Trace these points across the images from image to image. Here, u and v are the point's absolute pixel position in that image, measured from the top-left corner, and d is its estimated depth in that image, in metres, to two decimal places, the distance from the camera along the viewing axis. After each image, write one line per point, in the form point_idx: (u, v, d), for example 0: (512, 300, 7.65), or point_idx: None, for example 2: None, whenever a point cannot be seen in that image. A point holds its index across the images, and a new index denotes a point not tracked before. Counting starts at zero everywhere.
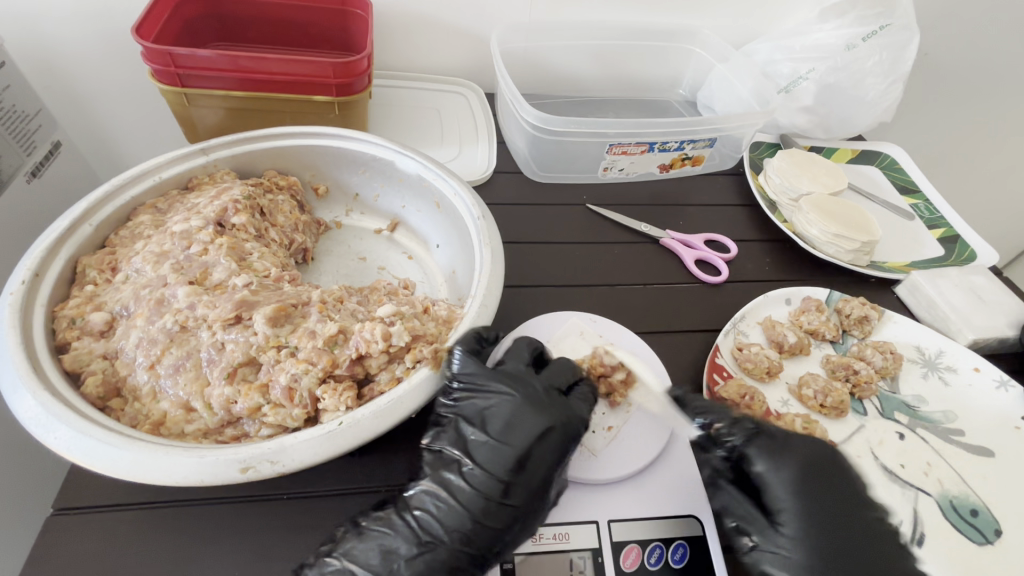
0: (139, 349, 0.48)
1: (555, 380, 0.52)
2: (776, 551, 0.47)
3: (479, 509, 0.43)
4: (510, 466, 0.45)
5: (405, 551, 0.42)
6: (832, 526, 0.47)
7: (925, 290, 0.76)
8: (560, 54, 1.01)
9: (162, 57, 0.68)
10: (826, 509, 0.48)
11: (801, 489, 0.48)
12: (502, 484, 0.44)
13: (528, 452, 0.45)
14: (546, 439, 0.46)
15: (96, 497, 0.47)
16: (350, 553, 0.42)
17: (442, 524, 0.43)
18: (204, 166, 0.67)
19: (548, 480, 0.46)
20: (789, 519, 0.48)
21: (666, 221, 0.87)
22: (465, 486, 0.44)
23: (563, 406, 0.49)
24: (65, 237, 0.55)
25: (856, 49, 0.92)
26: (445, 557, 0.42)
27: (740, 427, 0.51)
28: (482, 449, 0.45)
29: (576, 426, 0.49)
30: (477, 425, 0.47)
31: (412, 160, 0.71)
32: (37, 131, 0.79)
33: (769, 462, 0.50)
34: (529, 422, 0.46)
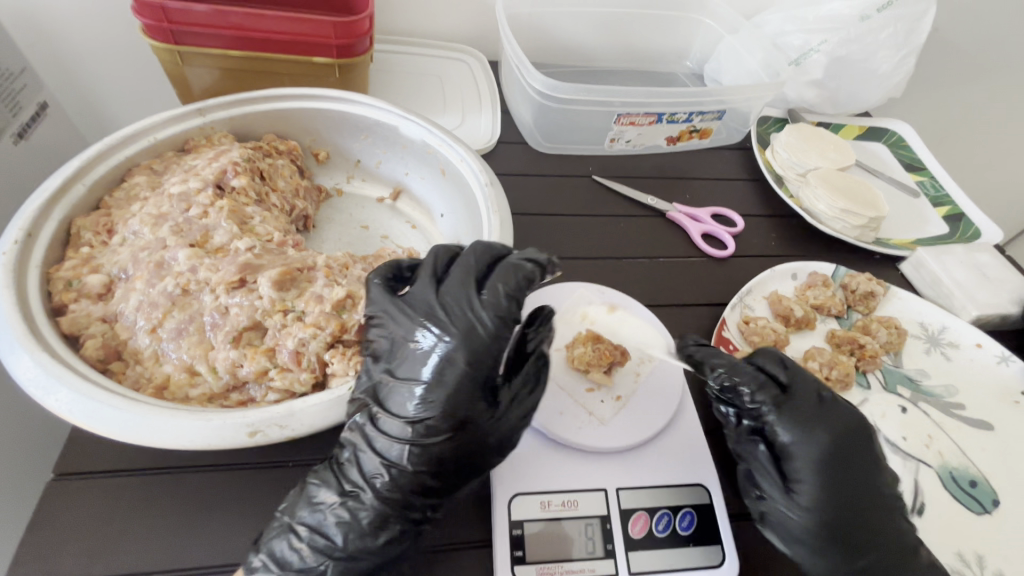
0: (140, 313, 0.46)
1: (461, 291, 0.43)
2: (790, 510, 0.46)
3: (395, 455, 0.41)
4: (419, 405, 0.40)
5: (331, 502, 0.41)
6: (854, 481, 0.46)
7: (930, 267, 0.76)
8: (566, 21, 0.98)
9: (153, 12, 0.66)
10: (846, 475, 0.46)
11: (823, 457, 0.46)
12: (414, 426, 0.40)
13: (432, 386, 0.40)
14: (455, 368, 0.40)
15: (98, 463, 0.46)
16: (290, 507, 0.42)
17: (364, 474, 0.41)
18: (201, 128, 0.64)
19: (464, 399, 0.40)
20: (805, 479, 0.46)
21: (673, 194, 0.86)
22: (380, 436, 0.41)
23: (471, 315, 0.42)
24: (58, 196, 0.53)
25: (871, 20, 0.89)
26: (370, 508, 0.41)
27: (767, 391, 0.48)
28: (393, 392, 0.41)
29: (479, 337, 0.41)
30: (386, 365, 0.43)
31: (418, 125, 0.69)
32: (23, 90, 0.75)
33: (800, 425, 0.47)
34: (427, 351, 0.41)
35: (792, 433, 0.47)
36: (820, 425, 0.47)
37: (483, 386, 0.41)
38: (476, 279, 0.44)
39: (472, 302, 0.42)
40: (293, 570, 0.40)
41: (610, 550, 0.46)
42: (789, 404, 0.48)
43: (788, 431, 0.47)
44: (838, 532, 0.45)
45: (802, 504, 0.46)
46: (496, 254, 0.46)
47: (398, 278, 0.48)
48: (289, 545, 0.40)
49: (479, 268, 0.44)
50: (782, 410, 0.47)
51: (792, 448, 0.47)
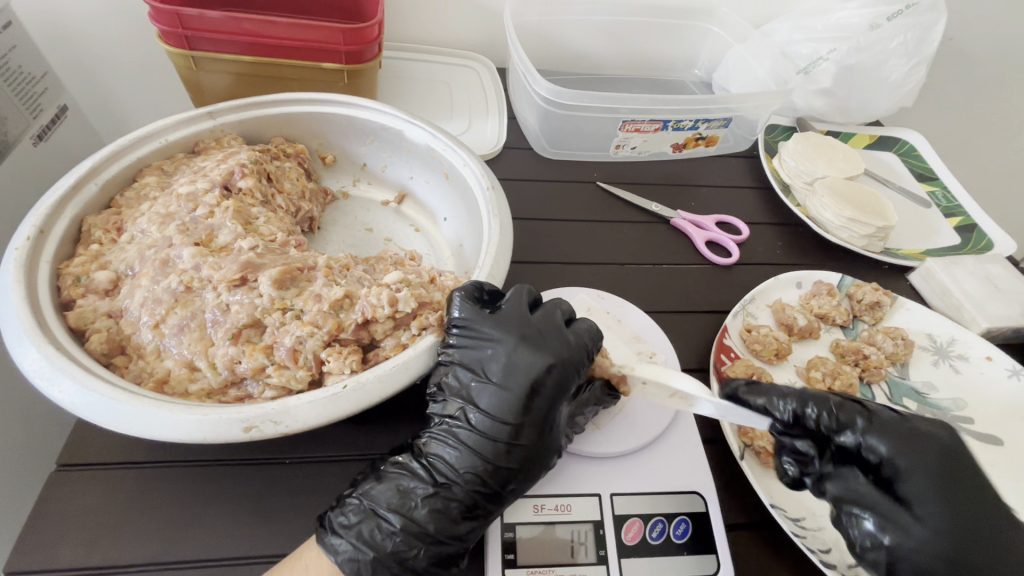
0: (144, 308, 0.47)
1: (551, 321, 0.48)
2: (913, 541, 0.43)
3: (486, 453, 0.44)
4: (515, 410, 0.44)
5: (422, 491, 0.43)
6: (975, 505, 0.44)
7: (939, 278, 0.75)
8: (573, 29, 0.99)
9: (169, 18, 0.68)
10: (965, 496, 0.44)
11: (931, 473, 0.45)
12: (508, 427, 0.44)
13: (529, 395, 0.44)
14: (548, 381, 0.45)
15: (99, 455, 0.47)
16: (371, 493, 0.43)
17: (454, 468, 0.44)
18: (212, 131, 0.66)
19: (550, 415, 0.45)
20: (929, 504, 0.44)
21: (678, 201, 0.86)
22: (471, 432, 0.44)
23: (563, 347, 0.47)
24: (71, 194, 0.54)
25: (880, 29, 0.89)
26: (460, 498, 0.43)
27: (849, 410, 0.49)
28: (487, 394, 0.45)
29: (575, 361, 0.47)
30: (477, 373, 0.46)
31: (422, 129, 0.70)
32: (43, 93, 0.78)
33: (894, 443, 0.47)
34: (525, 362, 0.45)
35: (892, 452, 0.47)
36: (917, 445, 0.47)
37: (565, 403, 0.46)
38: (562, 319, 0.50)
39: (563, 330, 0.48)
40: (385, 553, 0.41)
41: (603, 556, 0.46)
42: (875, 420, 0.48)
43: (886, 449, 0.47)
44: (979, 561, 0.42)
45: (930, 537, 0.43)
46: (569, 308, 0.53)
47: (482, 297, 0.50)
48: (379, 530, 0.41)
49: (555, 312, 0.50)
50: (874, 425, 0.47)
51: (902, 469, 0.46)
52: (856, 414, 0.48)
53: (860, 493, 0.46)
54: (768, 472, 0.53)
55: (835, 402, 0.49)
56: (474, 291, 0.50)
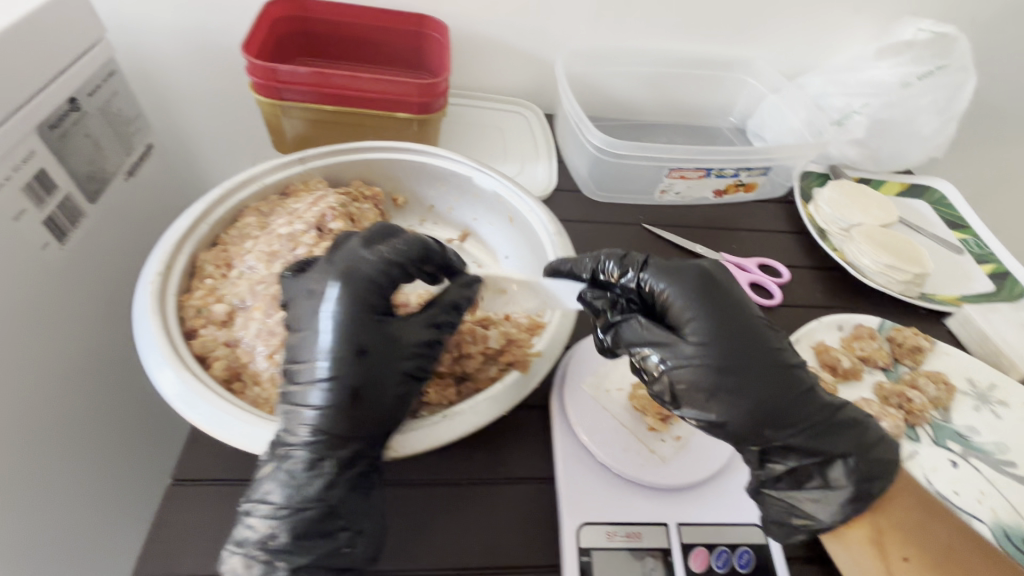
0: (259, 339, 0.53)
1: (394, 264, 0.50)
2: (685, 359, 0.46)
3: (314, 422, 0.44)
4: (341, 365, 0.45)
5: (267, 469, 0.44)
6: (742, 324, 0.47)
7: (977, 325, 0.78)
8: (617, 80, 1.06)
9: (265, 72, 0.76)
10: (721, 309, 0.47)
11: (701, 292, 0.48)
12: (322, 401, 0.45)
13: (337, 326, 0.46)
14: (336, 330, 0.46)
15: (209, 471, 0.52)
16: (251, 492, 0.44)
17: (287, 437, 0.45)
18: (301, 174, 0.73)
19: (340, 364, 0.45)
20: (690, 320, 0.47)
21: (720, 244, 0.91)
22: (308, 411, 0.45)
23: (364, 288, 0.48)
24: (187, 233, 0.61)
25: (911, 87, 0.94)
26: (299, 466, 0.44)
27: (632, 258, 0.52)
28: (306, 368, 0.46)
29: (372, 299, 0.48)
30: (292, 347, 0.48)
31: (490, 176, 0.76)
32: (134, 133, 0.86)
33: (662, 274, 0.50)
34: (333, 309, 0.46)
35: (663, 281, 0.49)
36: (681, 272, 0.49)
37: (351, 343, 0.45)
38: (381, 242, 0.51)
39: (364, 253, 0.49)
40: (269, 536, 0.42)
41: None
42: (652, 262, 0.51)
43: (660, 280, 0.50)
44: (746, 372, 0.45)
45: (696, 351, 0.46)
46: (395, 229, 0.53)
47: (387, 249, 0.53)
48: (264, 510, 0.43)
49: (411, 245, 0.51)
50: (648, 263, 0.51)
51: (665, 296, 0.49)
52: (633, 260, 0.52)
53: (651, 331, 0.47)
54: None
55: (621, 254, 0.53)
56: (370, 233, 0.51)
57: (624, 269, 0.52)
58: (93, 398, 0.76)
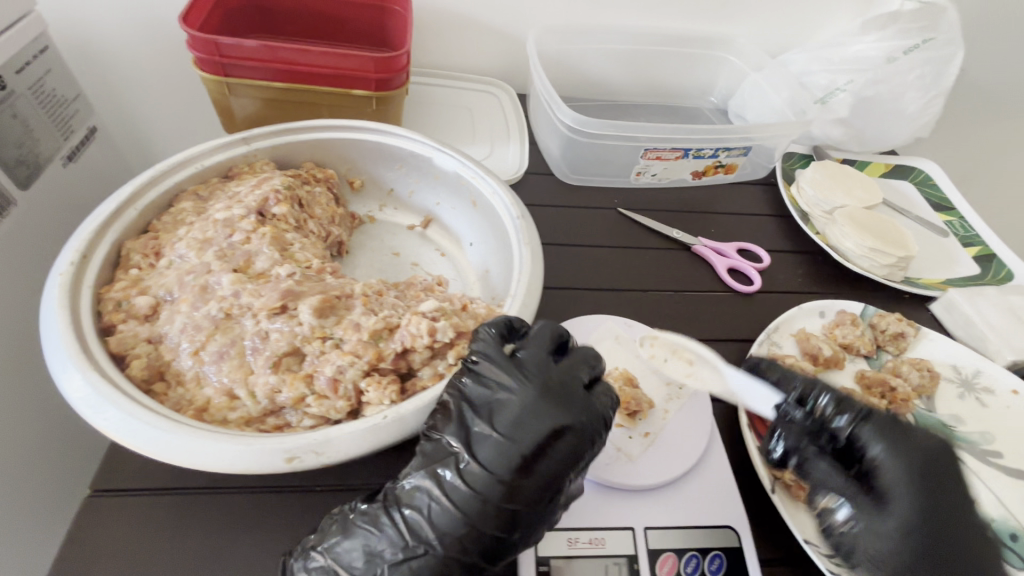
0: (184, 335, 0.48)
1: (540, 356, 0.45)
2: (876, 532, 0.41)
3: (456, 530, 0.39)
4: (509, 468, 0.39)
5: (391, 554, 0.39)
6: (941, 509, 0.41)
7: (962, 309, 0.75)
8: (593, 57, 1.01)
9: (207, 46, 0.69)
10: (937, 499, 0.42)
11: (918, 464, 0.43)
12: (503, 487, 0.39)
13: (507, 447, 0.40)
14: (516, 437, 0.40)
15: (132, 481, 0.47)
16: (335, 551, 0.40)
17: (415, 529, 0.39)
18: (245, 156, 0.67)
19: (501, 459, 0.39)
20: (902, 499, 0.42)
21: (698, 229, 0.87)
22: (460, 486, 0.39)
23: (536, 421, 0.41)
24: (111, 219, 0.55)
25: (897, 62, 0.91)
26: (433, 562, 0.39)
27: (851, 403, 0.47)
28: (483, 444, 0.40)
29: (594, 428, 0.43)
30: (485, 417, 0.42)
31: (451, 157, 0.71)
32: (75, 115, 0.79)
33: (886, 437, 0.44)
34: (533, 416, 0.41)
35: (881, 446, 0.44)
36: (908, 442, 0.44)
37: (478, 443, 0.40)
38: (551, 345, 0.47)
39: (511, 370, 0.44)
40: None
41: None
42: (877, 415, 0.46)
43: (877, 444, 0.44)
44: (927, 554, 0.40)
45: (891, 534, 0.40)
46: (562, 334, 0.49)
47: (509, 334, 0.49)
48: None
49: (541, 335, 0.47)
50: (871, 420, 0.45)
51: (881, 461, 0.44)
52: (859, 406, 0.46)
53: (841, 480, 0.43)
54: (799, 506, 0.52)
55: (840, 394, 0.47)
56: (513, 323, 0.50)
57: (842, 412, 0.46)
58: (25, 401, 0.70)
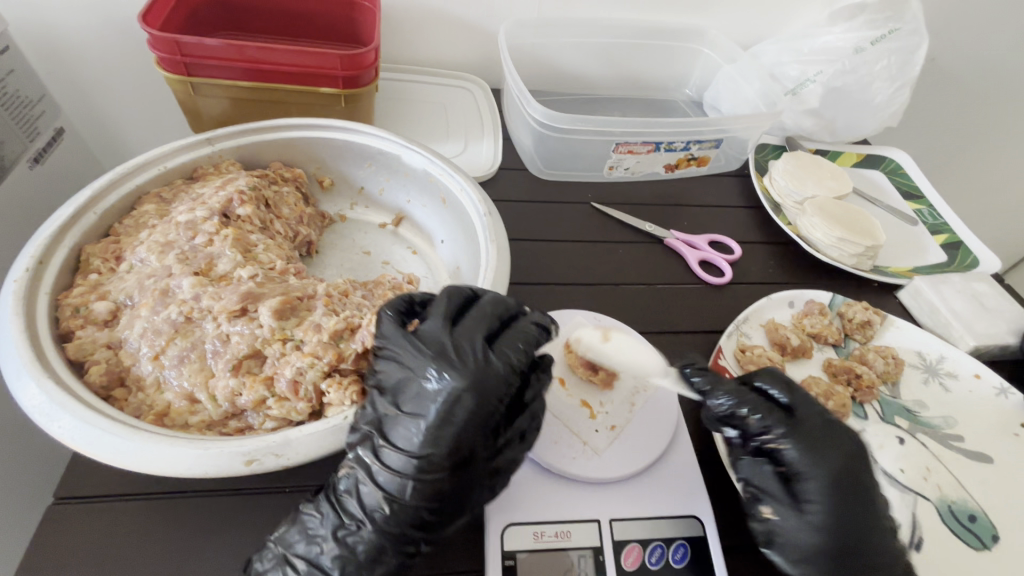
0: (144, 340, 0.48)
1: (473, 333, 0.44)
2: (798, 533, 0.45)
3: (386, 507, 0.40)
4: (423, 444, 0.40)
5: (328, 534, 0.41)
6: (850, 511, 0.45)
7: (928, 297, 0.76)
8: (566, 51, 1.00)
9: (168, 45, 0.68)
10: (853, 500, 0.45)
11: (829, 474, 0.46)
12: (416, 461, 0.40)
13: (431, 425, 0.40)
14: (445, 419, 0.40)
15: (96, 487, 0.47)
16: (284, 539, 0.42)
17: (363, 507, 0.41)
18: (210, 156, 0.66)
19: (422, 443, 0.40)
20: (816, 500, 0.46)
21: (671, 222, 0.87)
22: (380, 468, 0.40)
23: (455, 384, 0.41)
24: (70, 224, 0.54)
25: (865, 52, 0.91)
26: (367, 540, 0.40)
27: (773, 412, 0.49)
28: (396, 426, 0.41)
29: (495, 389, 0.41)
30: (390, 398, 0.43)
31: (419, 154, 0.71)
32: (40, 117, 0.77)
33: (807, 449, 0.47)
34: (438, 391, 0.41)
35: (803, 452, 0.47)
36: (828, 451, 0.47)
37: (392, 430, 0.41)
38: (489, 325, 0.45)
39: (446, 337, 0.44)
40: None
41: None
42: (798, 425, 0.49)
43: (797, 452, 0.48)
44: (844, 555, 0.44)
45: (808, 534, 0.45)
46: (509, 307, 0.48)
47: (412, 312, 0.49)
48: None
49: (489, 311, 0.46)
50: (793, 432, 0.48)
51: (806, 473, 0.47)
52: (775, 415, 0.49)
53: (770, 484, 0.48)
54: None
55: (761, 402, 0.49)
56: (414, 298, 0.50)
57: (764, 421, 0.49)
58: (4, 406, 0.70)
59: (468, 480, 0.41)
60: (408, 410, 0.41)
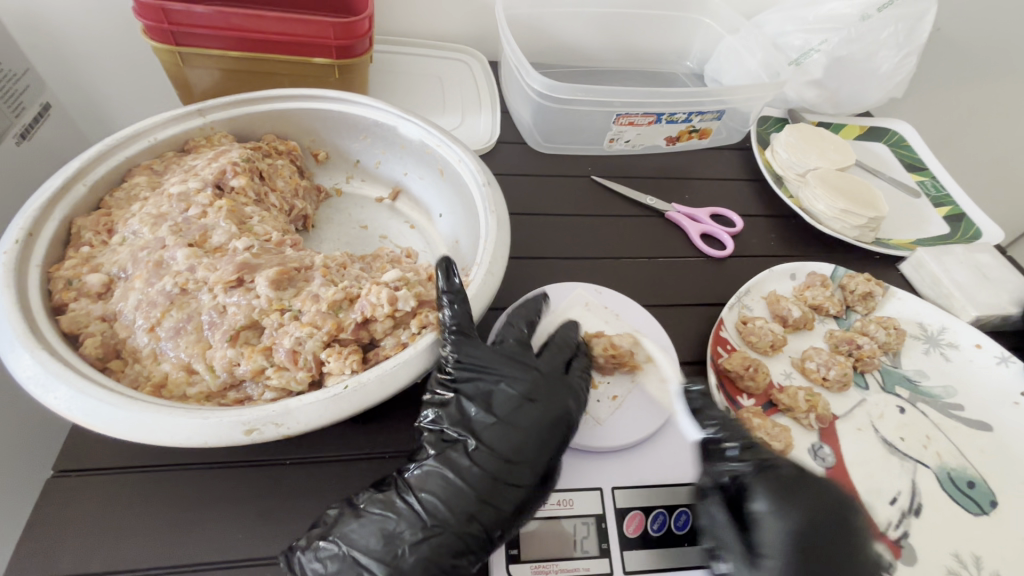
0: (139, 312, 0.47)
1: (556, 359, 0.53)
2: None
3: (475, 505, 0.43)
4: (518, 446, 0.45)
5: (409, 535, 0.40)
6: (817, 570, 0.41)
7: (930, 268, 0.76)
8: (565, 21, 0.98)
9: (154, 12, 0.66)
10: (821, 564, 0.41)
11: (800, 525, 0.42)
12: (511, 461, 0.45)
13: (530, 434, 0.46)
14: (548, 426, 0.47)
15: (94, 460, 0.47)
16: (348, 537, 0.41)
17: (445, 505, 0.42)
18: (201, 128, 0.65)
19: (520, 446, 0.45)
20: (772, 556, 0.42)
21: (672, 195, 0.86)
22: (472, 466, 0.44)
23: (555, 399, 0.49)
24: (59, 195, 0.53)
25: (871, 20, 0.89)
26: (450, 539, 0.41)
27: (744, 452, 0.47)
28: (489, 429, 0.46)
29: (580, 406, 0.51)
30: (481, 404, 0.47)
31: (416, 125, 0.69)
32: (25, 90, 0.75)
33: (775, 496, 0.44)
34: (532, 402, 0.48)
35: (766, 501, 0.44)
36: (797, 502, 0.43)
37: (485, 435, 0.45)
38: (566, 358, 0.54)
39: (529, 359, 0.51)
40: None
41: (605, 550, 0.46)
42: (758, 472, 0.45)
43: (761, 498, 0.44)
44: None
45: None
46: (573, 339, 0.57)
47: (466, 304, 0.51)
48: None
49: (564, 345, 0.55)
50: (759, 476, 0.45)
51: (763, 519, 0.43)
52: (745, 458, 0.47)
53: (727, 535, 0.45)
54: None
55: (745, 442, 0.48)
56: (450, 267, 0.52)
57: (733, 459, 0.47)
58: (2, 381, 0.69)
59: (549, 485, 0.46)
60: (502, 417, 0.46)
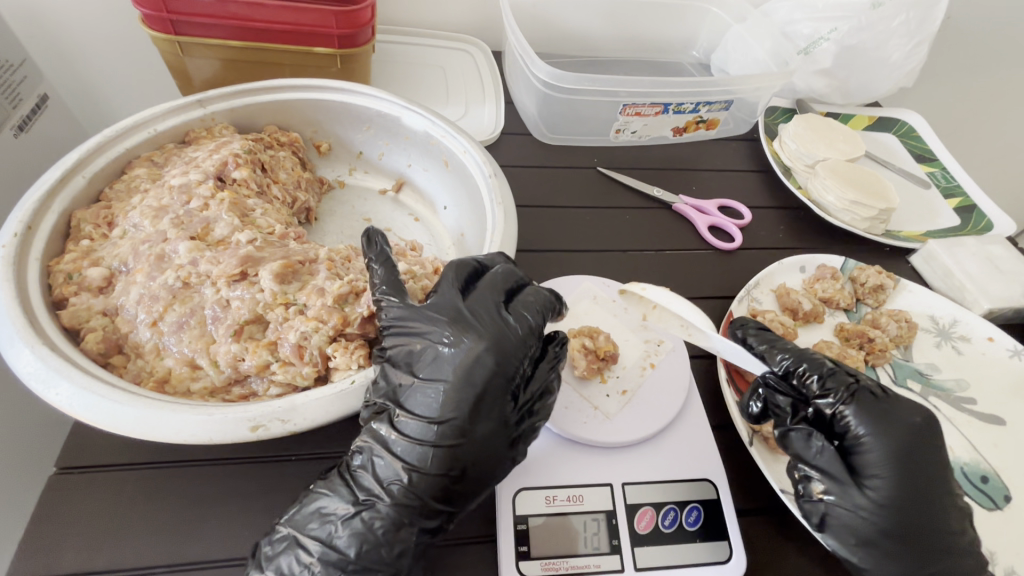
0: (141, 306, 0.46)
1: (487, 298, 0.45)
2: (853, 507, 0.44)
3: (406, 476, 0.39)
4: (443, 406, 0.40)
5: (342, 512, 0.39)
6: (919, 490, 0.43)
7: (941, 261, 0.75)
8: (570, 10, 0.96)
9: (152, 1, 0.64)
10: (919, 479, 0.44)
11: (899, 449, 0.44)
12: (437, 426, 0.39)
13: (454, 389, 0.40)
14: (468, 379, 0.40)
15: (97, 457, 0.46)
16: (294, 519, 0.40)
17: (380, 480, 0.40)
18: (202, 119, 0.63)
19: (443, 406, 0.40)
20: (879, 475, 0.44)
21: (679, 186, 0.85)
22: (398, 438, 0.40)
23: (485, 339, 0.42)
24: (57, 188, 0.52)
25: (882, 8, 0.87)
26: (384, 516, 0.39)
27: (836, 380, 0.48)
28: (413, 394, 0.41)
29: (513, 348, 0.43)
30: (405, 367, 0.42)
31: (420, 115, 0.68)
32: (22, 81, 0.74)
33: (871, 419, 0.46)
34: (454, 353, 0.41)
35: (866, 426, 0.46)
36: (892, 425, 0.45)
37: (407, 402, 0.41)
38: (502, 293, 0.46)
39: (459, 302, 0.44)
40: None
41: (616, 546, 0.45)
42: (859, 397, 0.47)
43: (861, 424, 0.46)
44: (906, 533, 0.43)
45: (869, 509, 0.43)
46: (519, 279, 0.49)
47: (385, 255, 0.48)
48: (296, 562, 0.38)
49: (498, 279, 0.47)
50: (857, 399, 0.47)
51: (865, 443, 0.45)
52: (842, 385, 0.48)
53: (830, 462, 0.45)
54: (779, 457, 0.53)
55: (828, 369, 0.49)
56: (373, 235, 0.49)
57: (826, 390, 0.48)
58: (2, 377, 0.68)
59: (488, 441, 0.40)
60: (426, 377, 0.41)
